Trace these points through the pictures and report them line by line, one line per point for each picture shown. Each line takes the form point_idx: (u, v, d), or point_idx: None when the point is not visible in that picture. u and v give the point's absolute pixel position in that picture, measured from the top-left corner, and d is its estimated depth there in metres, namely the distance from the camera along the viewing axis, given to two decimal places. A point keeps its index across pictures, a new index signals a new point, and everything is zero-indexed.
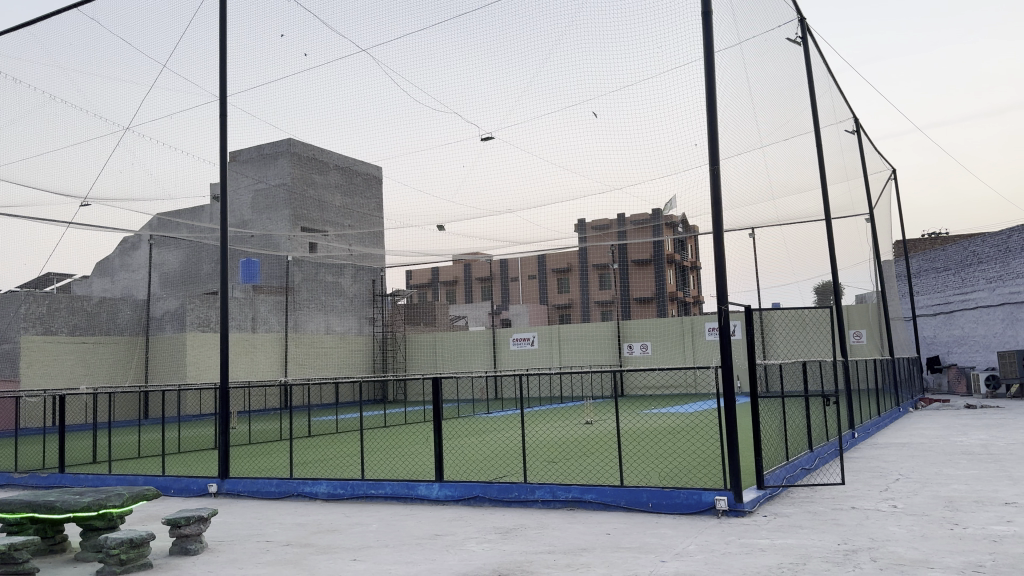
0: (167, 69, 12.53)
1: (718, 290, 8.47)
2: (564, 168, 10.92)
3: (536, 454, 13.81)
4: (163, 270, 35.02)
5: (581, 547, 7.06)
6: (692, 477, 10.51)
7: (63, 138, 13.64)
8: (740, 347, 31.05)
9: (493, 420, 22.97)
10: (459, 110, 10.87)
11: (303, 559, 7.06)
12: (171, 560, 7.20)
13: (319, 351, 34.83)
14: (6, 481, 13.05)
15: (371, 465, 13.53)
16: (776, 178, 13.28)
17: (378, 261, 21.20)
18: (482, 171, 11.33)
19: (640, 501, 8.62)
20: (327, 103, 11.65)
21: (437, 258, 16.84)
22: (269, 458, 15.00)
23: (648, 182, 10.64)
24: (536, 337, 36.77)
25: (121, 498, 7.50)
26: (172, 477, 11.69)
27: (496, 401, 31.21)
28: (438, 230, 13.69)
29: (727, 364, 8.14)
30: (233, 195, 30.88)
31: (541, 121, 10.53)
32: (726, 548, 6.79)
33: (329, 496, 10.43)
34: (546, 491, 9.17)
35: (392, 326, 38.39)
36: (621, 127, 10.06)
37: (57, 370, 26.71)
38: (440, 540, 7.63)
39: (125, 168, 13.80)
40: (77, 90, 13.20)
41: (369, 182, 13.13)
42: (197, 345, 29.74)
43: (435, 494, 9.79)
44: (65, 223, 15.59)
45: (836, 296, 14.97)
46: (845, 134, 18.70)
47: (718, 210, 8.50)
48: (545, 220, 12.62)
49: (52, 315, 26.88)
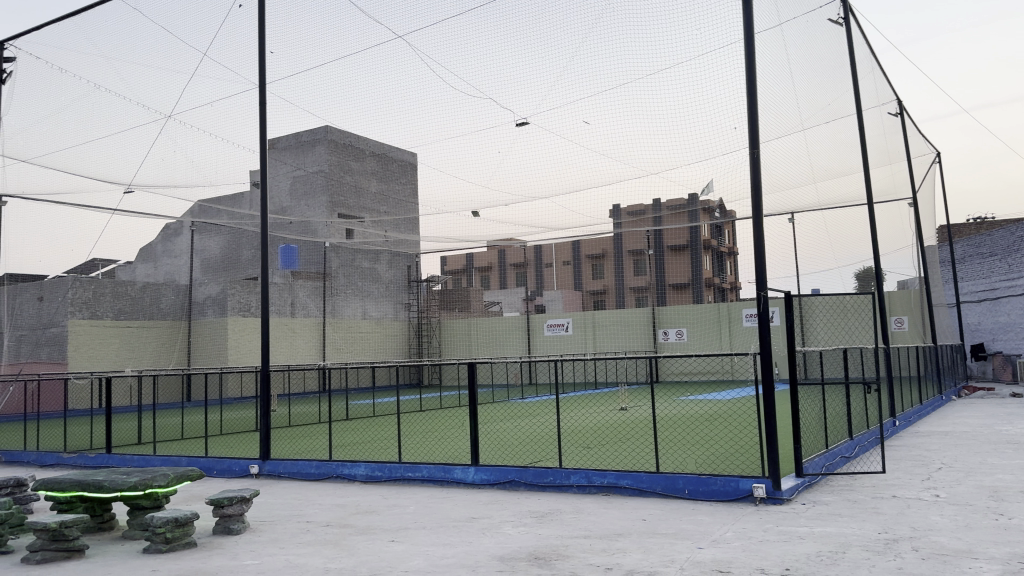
0: (208, 57, 12.71)
1: (758, 275, 8.38)
2: (600, 154, 10.71)
3: (571, 439, 13.86)
4: (205, 255, 35.74)
5: (617, 532, 7.08)
6: (729, 464, 10.48)
7: (104, 127, 13.80)
8: (778, 334, 30.74)
9: (527, 405, 23.19)
10: (493, 96, 10.92)
11: (342, 539, 7.18)
12: (214, 539, 7.37)
13: (355, 336, 35.30)
14: (56, 461, 13.44)
15: (407, 449, 13.73)
16: (818, 162, 13.02)
17: (413, 247, 21.35)
18: (516, 158, 11.32)
19: (676, 487, 8.60)
20: (359, 95, 11.73)
21: (472, 244, 16.90)
22: (307, 440, 15.30)
23: (684, 168, 10.29)
24: (569, 323, 37.02)
25: (166, 478, 7.68)
26: (214, 459, 11.93)
27: (531, 386, 31.37)
28: (472, 217, 13.82)
29: (766, 350, 8.04)
30: (273, 181, 31.39)
31: (574, 106, 10.45)
32: (764, 536, 6.74)
33: (366, 478, 10.58)
34: (581, 476, 9.19)
35: (427, 311, 38.74)
36: (657, 112, 9.91)
37: (103, 353, 27.37)
38: (476, 523, 7.70)
39: (167, 156, 14.02)
40: (119, 78, 13.37)
41: (404, 168, 13.31)
42: (238, 330, 30.24)
43: (470, 478, 9.89)
44: (110, 209, 15.94)
45: (878, 282, 14.67)
46: (887, 116, 18.26)
47: (758, 193, 8.44)
48: (580, 206, 12.58)
49: (97, 300, 27.71)
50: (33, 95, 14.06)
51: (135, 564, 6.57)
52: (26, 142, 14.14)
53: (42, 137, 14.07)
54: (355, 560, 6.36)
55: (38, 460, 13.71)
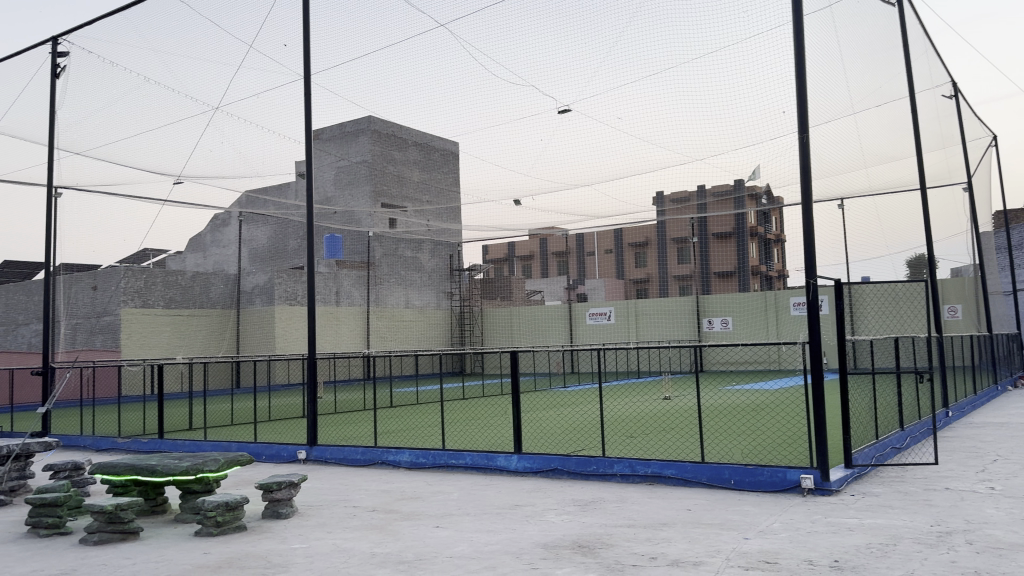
0: (253, 50, 12.91)
1: (807, 262, 8.22)
2: (645, 141, 10.60)
3: (614, 429, 13.83)
4: (252, 245, 36.35)
5: (662, 521, 7.04)
6: (775, 455, 10.34)
7: (154, 118, 13.75)
8: (827, 323, 30.18)
9: (569, 394, 23.21)
10: (535, 83, 10.87)
11: (388, 525, 7.26)
12: (264, 523, 7.51)
13: (399, 325, 35.68)
14: (110, 446, 13.83)
15: (451, 436, 13.84)
16: (869, 146, 12.71)
17: (455, 236, 21.44)
18: (560, 145, 11.27)
19: (722, 478, 8.52)
20: (403, 85, 11.75)
21: (514, 233, 16.87)
22: (352, 427, 15.53)
23: (732, 153, 10.22)
24: (612, 312, 36.78)
25: (216, 463, 7.85)
26: (263, 444, 12.16)
27: (572, 374, 31.39)
28: (514, 205, 13.85)
29: (815, 340, 7.89)
30: (317, 172, 31.68)
31: (614, 93, 10.36)
32: (812, 527, 6.64)
33: (411, 465, 10.68)
34: (625, 465, 9.14)
35: (469, 300, 38.95)
36: (702, 96, 9.81)
37: (155, 341, 28.10)
38: (520, 510, 7.72)
39: (214, 148, 14.05)
40: (168, 70, 13.31)
41: (446, 157, 13.48)
42: (285, 319, 30.74)
43: (514, 466, 9.92)
44: (160, 200, 16.29)
45: (931, 269, 14.27)
46: (941, 99, 17.71)
47: (808, 181, 8.25)
48: (622, 193, 12.50)
49: (149, 289, 28.24)
50: (85, 88, 14.10)
51: (188, 547, 6.73)
52: (78, 135, 14.40)
53: (91, 130, 14.18)
54: (400, 545, 6.43)
55: (94, 445, 14.12)
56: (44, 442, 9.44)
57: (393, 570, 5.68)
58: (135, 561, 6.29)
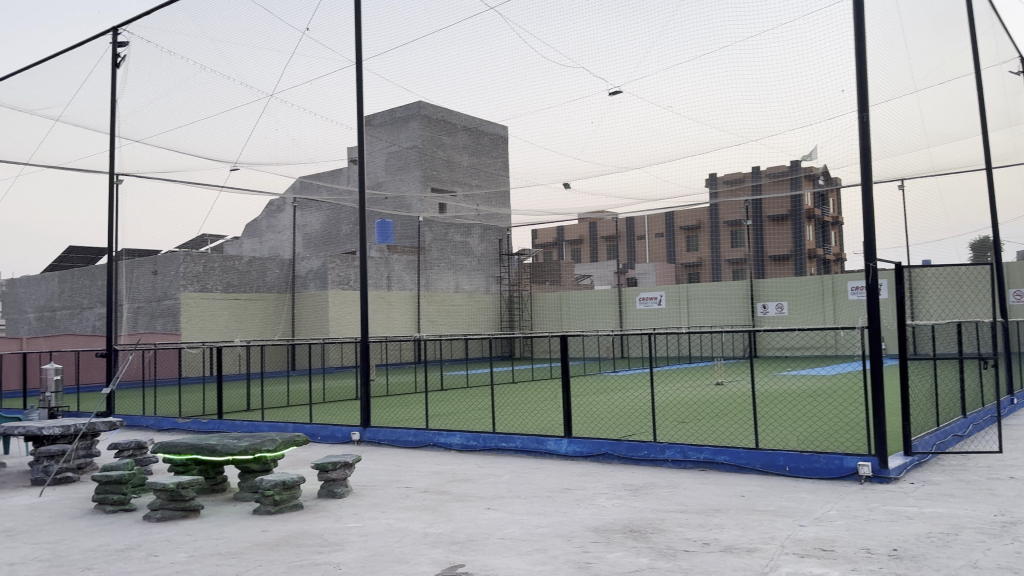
0: (306, 37, 13.03)
1: (866, 245, 8.00)
2: (695, 121, 10.61)
3: (666, 414, 13.76)
4: (306, 230, 36.90)
5: (715, 507, 6.98)
6: (830, 442, 10.19)
7: (211, 107, 14.02)
8: (886, 307, 29.46)
9: (621, 379, 23.17)
10: (584, 64, 10.66)
11: (440, 505, 7.35)
12: (320, 502, 7.68)
13: (449, 309, 35.98)
14: (171, 426, 14.25)
15: (501, 419, 13.94)
16: (932, 125, 12.29)
17: (505, 220, 21.47)
18: (608, 127, 11.18)
19: (776, 465, 8.41)
20: (454, 63, 11.73)
21: (564, 217, 16.80)
22: (404, 409, 15.77)
23: (786, 134, 10.36)
24: (663, 296, 36.26)
25: (273, 443, 8.05)
26: (318, 425, 12.40)
27: (623, 359, 31.31)
28: (564, 188, 13.78)
29: (874, 325, 7.70)
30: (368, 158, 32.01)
31: (667, 73, 10.17)
32: (870, 515, 6.51)
33: (461, 447, 10.79)
34: (677, 451, 9.09)
35: (518, 284, 39.07)
36: (758, 77, 9.67)
37: (213, 324, 28.87)
38: (570, 494, 7.74)
39: (269, 135, 14.46)
40: (224, 57, 13.47)
41: (498, 141, 13.67)
42: (338, 303, 31.14)
43: (564, 450, 9.93)
44: (217, 186, 16.66)
45: (997, 251, 13.77)
46: (1010, 75, 17.02)
47: (868, 163, 7.99)
48: (674, 175, 12.35)
49: (208, 274, 28.95)
50: (143, 76, 14.24)
51: (247, 525, 6.91)
52: (139, 123, 14.75)
53: (149, 119, 14.51)
54: (452, 526, 6.50)
55: (156, 425, 14.56)
56: (108, 422, 9.77)
57: (446, 551, 5.75)
58: (196, 537, 6.49)
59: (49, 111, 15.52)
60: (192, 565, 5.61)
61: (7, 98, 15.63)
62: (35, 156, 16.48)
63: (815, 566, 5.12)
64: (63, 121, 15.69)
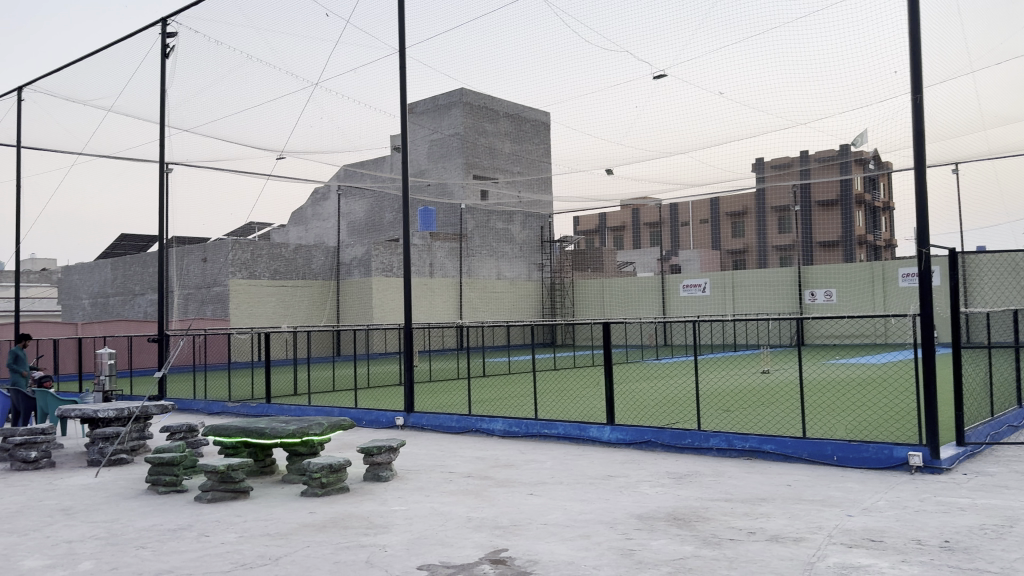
0: (350, 25, 12.82)
1: (918, 230, 7.80)
2: (742, 104, 10.44)
3: (711, 401, 13.67)
4: (350, 218, 37.27)
5: (761, 497, 6.92)
6: (880, 431, 10.02)
7: (258, 96, 14.18)
8: (939, 294, 28.71)
9: (665, 366, 23.03)
10: (629, 49, 10.47)
11: (483, 490, 7.41)
12: (365, 485, 7.80)
13: (491, 295, 36.12)
14: (221, 410, 14.58)
15: (544, 406, 13.96)
16: (992, 109, 11.89)
17: (547, 207, 21.45)
18: (652, 112, 11.06)
19: (824, 454, 8.29)
20: (492, 53, 11.69)
21: (606, 204, 16.70)
22: (447, 395, 15.93)
23: (834, 119, 10.38)
24: (708, 283, 35.31)
25: (321, 427, 8.19)
26: (363, 410, 12.58)
27: (666, 347, 31.10)
28: (606, 174, 13.68)
29: (927, 311, 7.52)
30: (412, 146, 32.14)
31: (722, 52, 9.93)
32: (921, 506, 6.39)
33: (504, 433, 10.85)
34: (722, 440, 9.01)
35: (560, 271, 39.02)
36: (806, 59, 9.53)
37: (261, 310, 29.43)
38: (613, 481, 7.74)
39: (314, 125, 14.51)
40: (268, 46, 13.45)
41: (540, 128, 13.77)
42: (382, 289, 31.40)
43: (607, 437, 9.92)
44: (265, 175, 16.93)
45: None
46: None
47: (921, 146, 7.75)
48: (720, 160, 12.21)
49: (255, 261, 29.46)
50: (190, 66, 14.56)
51: (295, 506, 7.05)
52: (188, 113, 14.99)
53: (197, 109, 14.87)
54: (495, 511, 6.55)
55: (206, 409, 14.90)
56: (160, 405, 10.02)
57: (489, 535, 5.79)
58: (246, 519, 6.64)
59: (101, 102, 15.86)
60: (242, 546, 5.75)
61: (61, 90, 16.03)
62: (89, 143, 16.93)
63: (863, 557, 5.05)
64: (114, 111, 16.02)
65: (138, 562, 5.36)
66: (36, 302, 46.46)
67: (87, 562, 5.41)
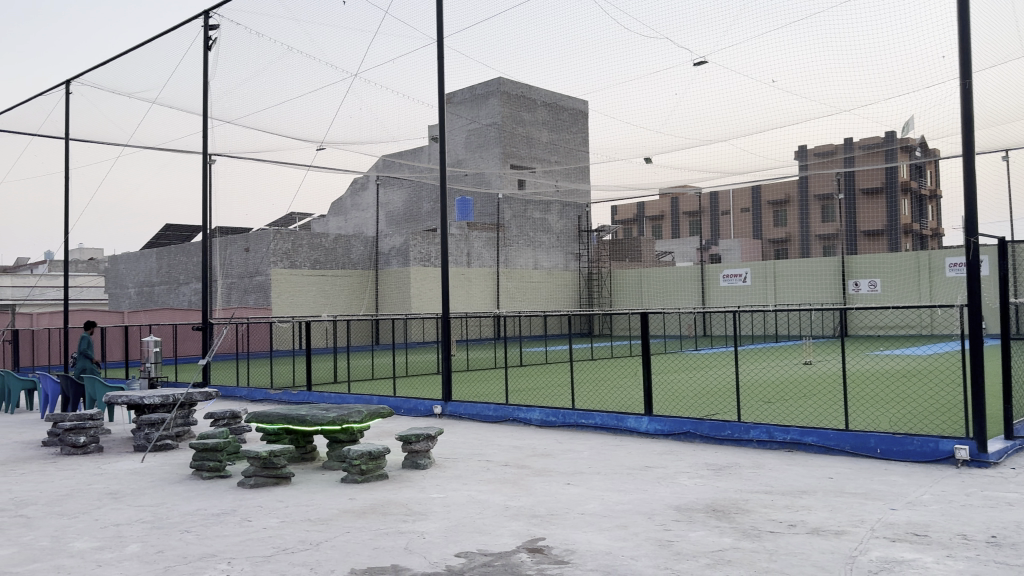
0: (389, 16, 12.85)
1: (967, 219, 7.63)
2: (787, 92, 10.33)
3: (751, 393, 13.55)
4: (388, 209, 37.53)
5: (802, 489, 6.83)
6: (924, 423, 9.84)
7: (296, 89, 14.25)
8: (987, 284, 28.02)
9: (704, 357, 22.91)
10: (669, 35, 10.29)
11: (521, 479, 7.44)
12: (404, 473, 7.88)
13: (528, 285, 36.15)
14: (264, 397, 14.84)
15: (580, 396, 13.95)
16: None
17: (584, 196, 21.34)
18: (693, 99, 10.98)
19: (867, 446, 8.15)
20: (526, 42, 11.62)
21: (644, 193, 16.60)
22: (484, 384, 16.01)
23: (879, 105, 10.21)
24: (749, 275, 34.96)
25: (360, 415, 8.30)
26: (401, 398, 12.69)
27: (706, 338, 30.78)
28: (644, 163, 13.60)
29: (975, 302, 7.35)
30: (449, 136, 32.20)
31: (763, 38, 9.73)
32: (967, 500, 6.26)
33: (541, 423, 10.88)
34: (762, 431, 8.91)
35: (598, 261, 38.89)
36: (851, 45, 9.32)
37: (302, 299, 29.87)
38: (651, 472, 7.72)
39: (355, 115, 14.71)
40: (309, 38, 13.49)
41: (577, 116, 13.77)
42: (420, 279, 31.59)
43: (644, 428, 9.88)
44: (305, 166, 17.16)
45: None
46: None
47: (970, 133, 7.55)
48: (762, 147, 12.09)
49: (296, 251, 29.88)
50: (234, 56, 14.63)
51: (335, 493, 7.15)
52: (230, 104, 15.23)
53: (238, 101, 15.09)
54: (533, 500, 6.58)
55: (249, 396, 15.17)
56: (205, 392, 10.24)
57: (526, 524, 5.82)
58: (288, 504, 6.76)
59: (146, 94, 16.15)
60: (284, 531, 5.85)
61: (106, 83, 16.32)
62: (136, 134, 17.30)
63: (907, 552, 4.96)
64: (159, 103, 16.28)
65: (182, 545, 5.49)
66: (84, 291, 47.70)
67: (134, 544, 5.55)
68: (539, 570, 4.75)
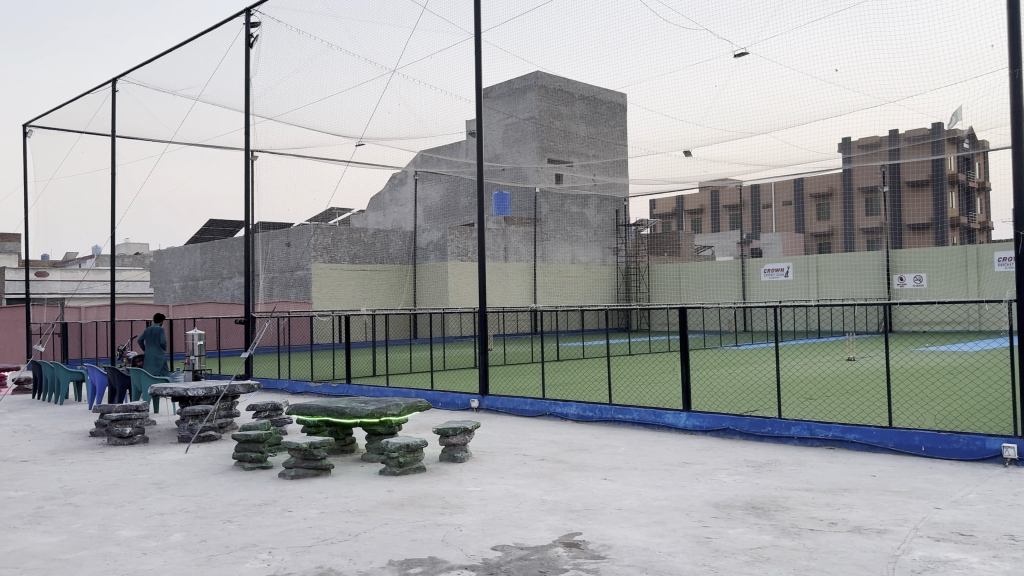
0: (427, 11, 12.85)
1: (1016, 212, 7.40)
2: (830, 81, 10.13)
3: (793, 389, 13.33)
4: (427, 203, 37.70)
5: (843, 487, 6.73)
6: (971, 421, 9.62)
7: (335, 85, 14.40)
8: None
9: (743, 353, 22.71)
10: (709, 27, 10.17)
11: (558, 474, 7.43)
12: (441, 466, 7.93)
13: (565, 280, 36.11)
14: (304, 390, 15.04)
15: (617, 391, 13.89)
16: None
17: (622, 190, 21.20)
18: (733, 87, 10.92)
19: (912, 444, 7.98)
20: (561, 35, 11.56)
21: (684, 186, 16.44)
22: (521, 378, 16.03)
23: (925, 96, 9.94)
24: (791, 268, 34.41)
25: (399, 408, 8.39)
26: (439, 392, 12.75)
27: (745, 333, 30.38)
28: (684, 156, 13.47)
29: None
30: (486, 131, 32.27)
31: (805, 27, 9.62)
32: (1015, 500, 6.10)
33: (578, 417, 10.86)
34: (803, 428, 8.78)
35: (636, 256, 38.66)
36: (895, 34, 9.09)
37: (341, 293, 30.23)
38: (689, 468, 7.66)
39: (391, 107, 14.74)
40: (348, 34, 13.64)
41: (616, 110, 13.72)
42: (458, 274, 31.74)
43: (682, 423, 9.80)
44: (343, 162, 17.37)
45: None
46: None
47: (1020, 124, 7.35)
48: (804, 139, 11.91)
49: (335, 246, 30.25)
50: (275, 53, 14.78)
51: (374, 485, 7.22)
52: (272, 101, 15.44)
53: (277, 97, 15.31)
54: (569, 494, 6.58)
55: (290, 388, 15.39)
56: (247, 384, 10.39)
57: (562, 518, 5.83)
58: (327, 495, 6.85)
59: (190, 91, 16.43)
60: (323, 522, 5.94)
61: (150, 81, 16.65)
62: (181, 128, 17.65)
63: (952, 552, 4.87)
64: (201, 100, 16.59)
65: (225, 535, 5.61)
66: (131, 285, 48.71)
67: (178, 533, 5.68)
68: (575, 565, 4.75)
